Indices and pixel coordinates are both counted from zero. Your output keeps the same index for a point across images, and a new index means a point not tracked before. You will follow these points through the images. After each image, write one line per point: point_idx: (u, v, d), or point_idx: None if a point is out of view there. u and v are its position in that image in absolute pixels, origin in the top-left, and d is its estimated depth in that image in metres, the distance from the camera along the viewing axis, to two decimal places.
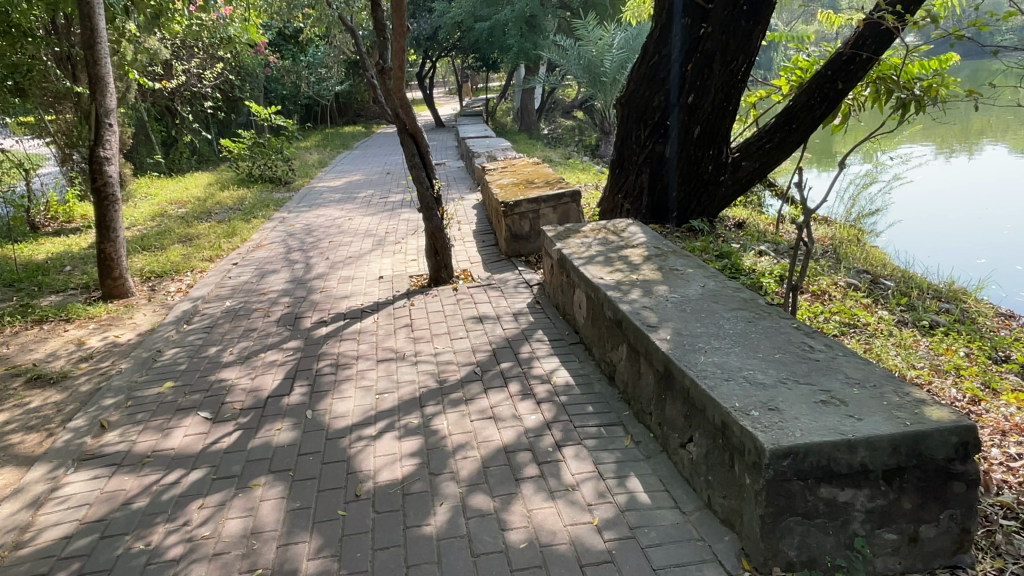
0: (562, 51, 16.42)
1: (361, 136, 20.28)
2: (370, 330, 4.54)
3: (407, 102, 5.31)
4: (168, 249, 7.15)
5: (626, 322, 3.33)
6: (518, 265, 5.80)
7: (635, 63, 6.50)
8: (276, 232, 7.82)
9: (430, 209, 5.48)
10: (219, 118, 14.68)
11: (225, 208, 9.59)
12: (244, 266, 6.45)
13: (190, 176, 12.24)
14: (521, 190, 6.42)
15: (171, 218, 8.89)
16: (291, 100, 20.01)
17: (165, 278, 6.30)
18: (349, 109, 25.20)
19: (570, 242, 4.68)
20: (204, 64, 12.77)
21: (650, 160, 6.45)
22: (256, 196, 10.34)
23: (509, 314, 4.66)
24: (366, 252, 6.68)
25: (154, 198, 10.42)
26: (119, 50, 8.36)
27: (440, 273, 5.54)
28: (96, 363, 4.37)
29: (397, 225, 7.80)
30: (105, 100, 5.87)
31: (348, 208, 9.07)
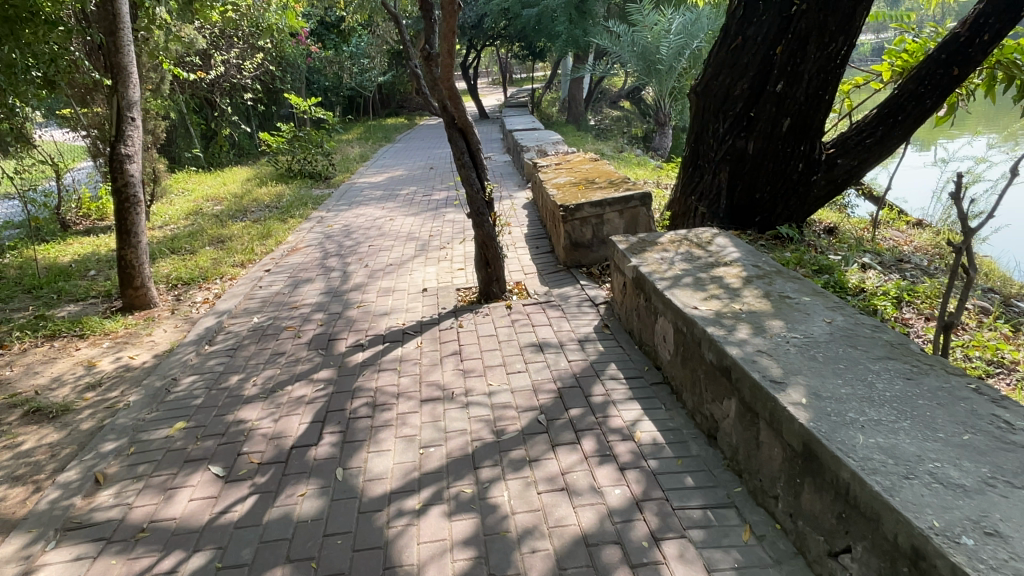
0: (614, 38, 15.58)
1: (403, 128, 19.78)
2: (413, 359, 3.90)
3: (456, 93, 4.67)
4: (198, 253, 6.66)
5: (736, 372, 2.62)
6: (580, 277, 5.09)
7: (713, 47, 5.73)
8: (313, 233, 7.29)
9: (480, 215, 4.82)
10: (260, 110, 14.31)
11: (262, 206, 9.12)
12: (277, 273, 5.90)
13: (229, 170, 11.87)
14: (582, 190, 5.70)
15: (206, 217, 8.46)
16: (333, 92, 19.62)
17: (192, 286, 5.79)
18: (391, 100, 24.74)
19: (648, 256, 3.95)
20: (244, 54, 12.36)
21: (728, 158, 5.68)
22: (294, 193, 9.85)
23: (575, 341, 3.97)
24: (408, 259, 6.05)
25: (189, 195, 10.05)
26: (149, 37, 7.95)
27: (491, 287, 4.86)
28: (104, 393, 3.83)
29: (442, 228, 7.16)
30: (127, 91, 5.41)
31: (389, 207, 8.48)
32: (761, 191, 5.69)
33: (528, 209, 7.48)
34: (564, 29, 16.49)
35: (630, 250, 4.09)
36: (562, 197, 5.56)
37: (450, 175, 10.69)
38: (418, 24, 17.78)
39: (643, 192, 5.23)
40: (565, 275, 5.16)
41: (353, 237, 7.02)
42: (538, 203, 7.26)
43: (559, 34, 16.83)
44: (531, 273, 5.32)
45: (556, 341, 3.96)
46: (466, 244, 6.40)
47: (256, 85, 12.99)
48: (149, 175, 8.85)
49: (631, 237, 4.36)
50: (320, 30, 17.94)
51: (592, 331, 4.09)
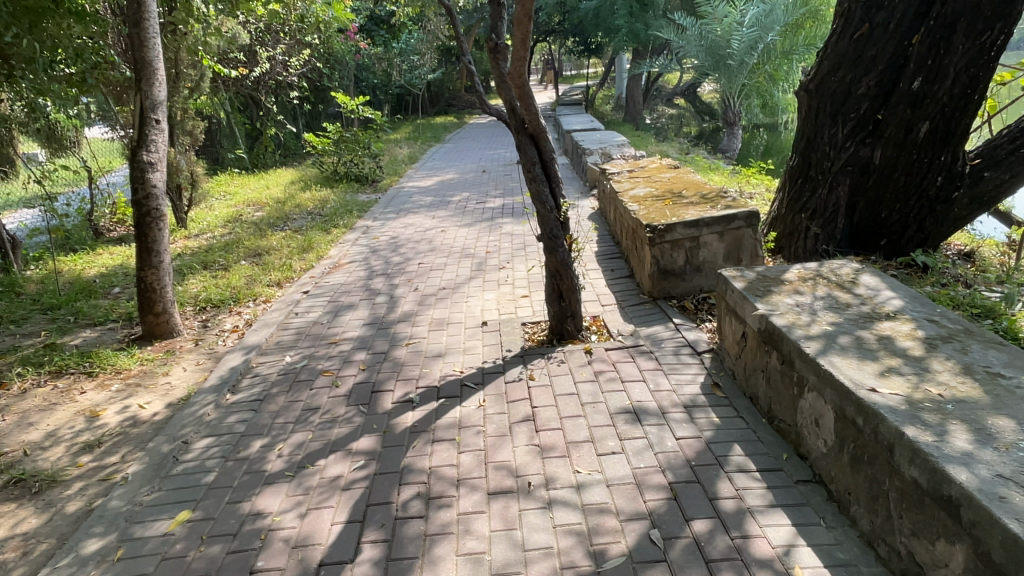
0: (679, 30, 14.58)
1: (453, 127, 19.11)
2: (476, 425, 3.10)
3: (528, 92, 3.86)
4: (231, 269, 6.02)
5: (970, 510, 1.77)
6: (671, 311, 4.22)
7: (829, 37, 4.80)
8: (357, 247, 6.60)
9: (553, 238, 3.99)
10: (306, 108, 13.78)
11: (305, 212, 8.51)
12: (316, 296, 5.21)
13: (273, 172, 11.35)
14: (669, 205, 4.82)
15: (245, 225, 7.88)
16: (381, 90, 19.09)
17: (222, 311, 5.13)
18: (440, 98, 24.14)
19: (778, 301, 3.08)
20: (290, 50, 11.83)
21: (849, 169, 4.75)
22: (339, 198, 9.21)
23: (679, 407, 3.13)
24: (463, 282, 5.27)
25: (229, 200, 9.53)
26: (189, 31, 7.39)
27: (565, 324, 4.02)
28: (102, 458, 3.16)
29: (500, 242, 6.37)
30: (152, 90, 4.82)
31: (440, 217, 7.74)
32: (889, 208, 4.76)
33: (595, 222, 6.63)
34: (625, 23, 15.55)
35: (747, 290, 3.23)
36: (645, 213, 4.71)
37: (504, 179, 9.92)
38: (470, 19, 17.09)
39: (748, 209, 4.33)
40: (652, 308, 4.30)
41: (401, 253, 6.29)
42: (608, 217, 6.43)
43: (618, 27, 15.90)
44: (609, 304, 4.47)
45: (657, 407, 3.12)
46: (528, 262, 5.59)
47: (303, 83, 12.46)
48: (187, 179, 8.34)
49: (745, 269, 3.50)
50: (370, 26, 17.34)
51: (700, 392, 3.25)
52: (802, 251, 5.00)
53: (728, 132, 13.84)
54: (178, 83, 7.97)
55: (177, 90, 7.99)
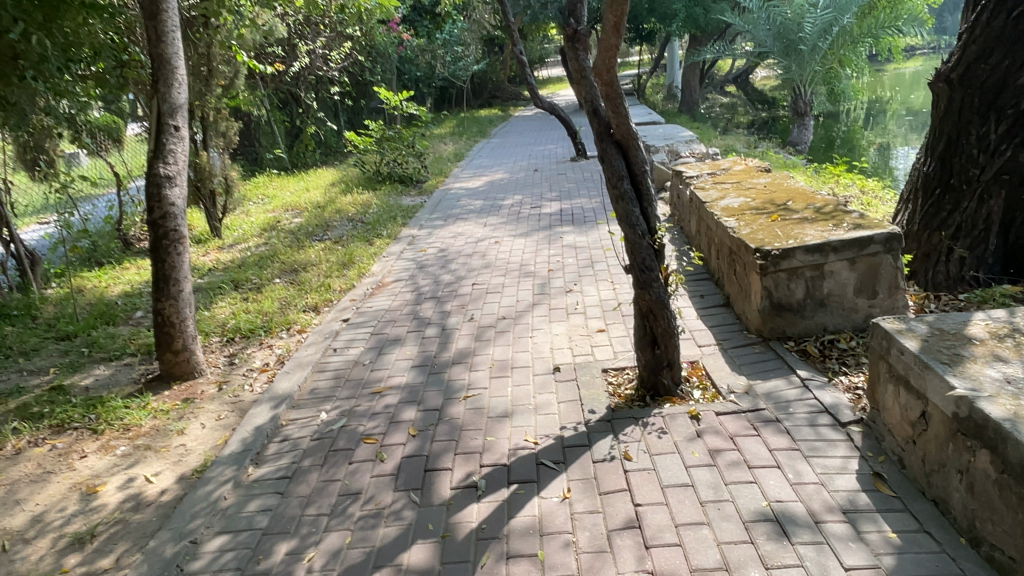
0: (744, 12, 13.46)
1: (498, 120, 18.38)
2: (562, 531, 2.36)
3: (616, 91, 3.08)
4: (263, 290, 5.41)
5: None
6: (790, 357, 3.40)
7: (974, 17, 3.93)
8: (402, 263, 5.94)
9: (647, 270, 3.18)
10: (348, 104, 13.21)
11: (345, 218, 7.89)
12: (357, 326, 4.54)
13: (313, 172, 10.80)
14: (777, 221, 3.98)
15: (283, 234, 7.31)
16: (424, 83, 18.49)
17: (251, 343, 4.49)
18: (484, 90, 23.45)
19: (977, 372, 2.28)
20: (331, 43, 11.27)
21: (1005, 178, 3.84)
22: (381, 202, 8.57)
23: (836, 512, 2.33)
24: (525, 309, 4.52)
25: (266, 204, 9.00)
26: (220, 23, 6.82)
27: (660, 376, 3.21)
28: (92, 560, 2.52)
29: (561, 257, 5.60)
30: (171, 92, 4.22)
31: (492, 225, 7.01)
32: None
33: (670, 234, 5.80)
34: (683, 7, 14.60)
35: (924, 352, 2.45)
36: (748, 232, 3.89)
37: (559, 179, 9.14)
38: None
39: (886, 230, 3.47)
40: (765, 353, 3.48)
41: (452, 270, 5.59)
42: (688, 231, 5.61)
43: (675, 12, 14.87)
44: (709, 346, 3.66)
45: (806, 513, 2.33)
46: (600, 284, 4.81)
47: (344, 78, 11.87)
48: (221, 185, 7.82)
49: (911, 320, 2.72)
50: (413, 17, 17.35)
51: (859, 489, 2.46)
52: (943, 276, 4.10)
53: (799, 124, 12.69)
54: (211, 81, 7.44)
55: (210, 89, 7.45)
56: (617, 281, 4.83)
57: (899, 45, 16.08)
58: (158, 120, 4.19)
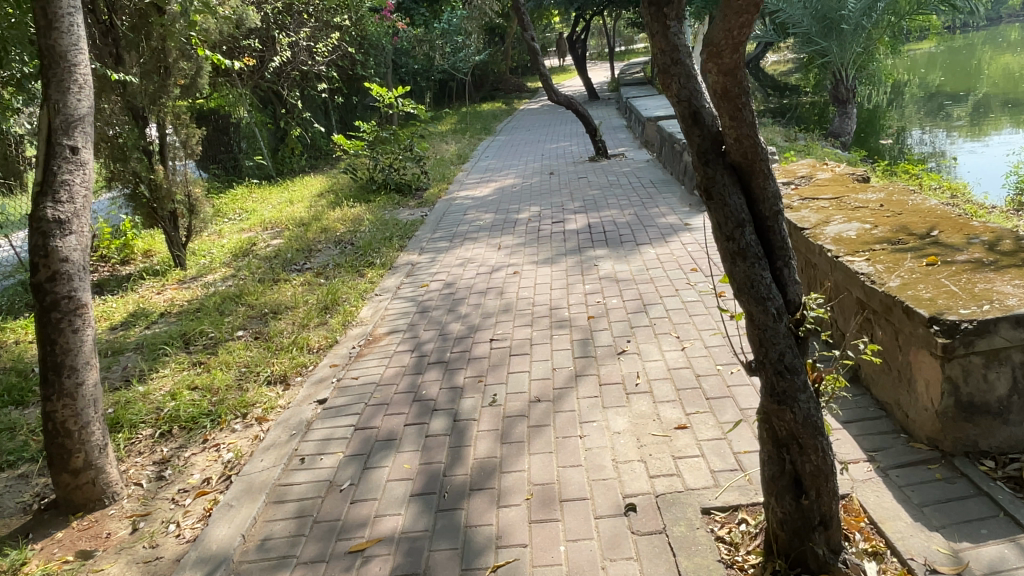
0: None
1: (502, 114, 17.16)
2: None
3: (738, 84, 1.86)
4: (219, 351, 4.20)
5: None
6: (999, 495, 2.19)
7: None
8: (398, 305, 4.73)
9: (788, 373, 1.96)
10: (340, 102, 12.02)
11: (333, 238, 6.69)
12: (336, 412, 3.32)
13: (299, 181, 9.62)
14: (933, 266, 2.75)
15: (257, 261, 6.12)
16: (423, 76, 17.26)
17: (190, 442, 3.29)
18: (486, 82, 22.28)
19: None
20: (317, 34, 10.08)
21: None
22: (374, 217, 7.37)
23: None
24: (566, 384, 3.29)
25: (242, 222, 7.82)
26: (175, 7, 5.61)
27: (809, 541, 2.01)
28: None
29: (602, 297, 4.36)
30: (66, 99, 2.98)
31: (508, 247, 5.79)
32: None
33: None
34: None
35: None
36: (899, 285, 2.65)
37: (581, 185, 7.91)
38: None
39: None
40: (955, 486, 2.27)
41: (461, 316, 4.37)
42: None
43: None
44: (856, 466, 2.45)
45: None
46: (663, 344, 3.58)
47: (332, 73, 10.63)
48: (183, 205, 6.60)
49: None
50: None
51: None
52: None
53: (840, 112, 11.20)
54: (167, 80, 6.21)
55: (166, 89, 6.23)
56: (686, 339, 3.59)
57: (934, 23, 14.78)
58: (46, 138, 2.95)
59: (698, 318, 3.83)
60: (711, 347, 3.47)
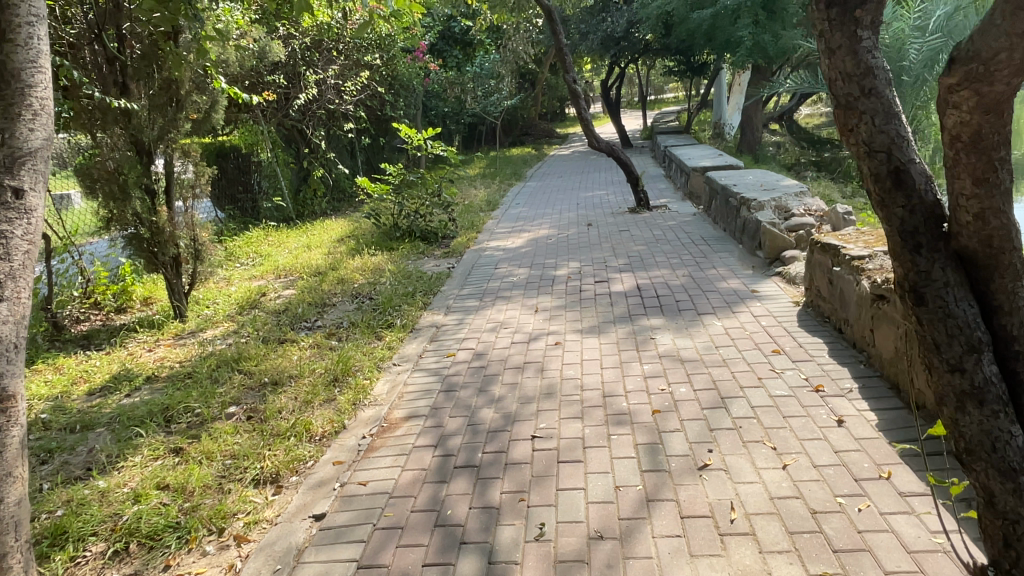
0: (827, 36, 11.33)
1: (532, 160, 16.65)
2: None
3: (991, 137, 1.41)
4: (203, 436, 3.50)
5: None
6: None
7: None
8: (420, 380, 4.01)
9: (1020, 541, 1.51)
10: (368, 143, 11.56)
11: (349, 291, 6.03)
12: (341, 535, 2.57)
13: (319, 224, 9.07)
14: None
15: (263, 316, 5.48)
16: (452, 119, 16.87)
17: (147, 568, 2.55)
18: (516, 127, 21.91)
19: None
20: (346, 73, 9.67)
21: None
22: (396, 267, 6.72)
23: None
24: (636, 513, 2.51)
25: (253, 269, 7.21)
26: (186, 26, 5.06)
27: None
28: None
29: (665, 381, 3.59)
30: (16, 129, 2.31)
31: (546, 310, 5.07)
32: None
33: (832, 352, 3.78)
34: (749, 34, 12.53)
35: None
36: None
37: (623, 238, 7.22)
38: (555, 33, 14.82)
39: None
40: None
41: (494, 399, 3.61)
42: (875, 347, 3.57)
43: (740, 39, 12.89)
44: None
45: None
46: (756, 458, 2.81)
47: (360, 113, 10.17)
48: (188, 250, 6.02)
49: None
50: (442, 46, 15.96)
51: None
52: None
53: None
54: (178, 114, 5.73)
55: (175, 124, 5.71)
56: (786, 454, 2.82)
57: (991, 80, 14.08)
58: None
59: (795, 423, 3.06)
60: (822, 470, 2.70)
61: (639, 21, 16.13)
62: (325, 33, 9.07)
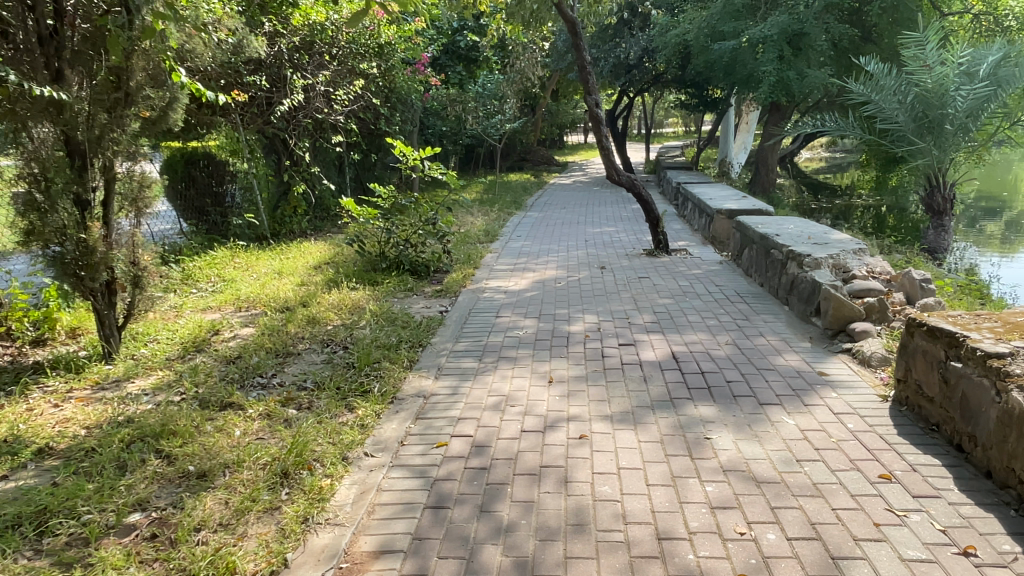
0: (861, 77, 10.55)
1: (532, 187, 15.76)
2: None
3: None
4: (81, 567, 2.43)
5: None
6: None
7: None
8: (400, 484, 2.95)
9: None
10: (359, 159, 10.56)
11: (320, 336, 4.98)
12: None
13: (294, 247, 8.03)
14: None
15: (207, 367, 4.40)
16: (451, 138, 15.99)
17: None
18: (515, 152, 21.09)
19: None
20: (338, 80, 8.71)
21: None
22: (379, 307, 5.67)
23: None
24: None
25: (211, 297, 6.14)
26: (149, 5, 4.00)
27: None
28: None
29: (743, 519, 2.57)
30: None
31: (562, 382, 4.04)
32: None
33: (962, 485, 2.78)
34: (772, 70, 11.76)
35: None
36: None
37: (645, 287, 6.24)
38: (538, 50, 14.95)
39: None
40: None
41: (501, 530, 2.57)
42: None
43: (763, 75, 12.12)
44: None
45: None
46: None
47: (351, 126, 9.16)
48: (125, 275, 4.95)
49: None
50: (444, 60, 15.26)
51: None
52: None
53: (935, 225, 9.57)
54: (126, 110, 4.71)
55: (121, 121, 4.70)
56: None
57: None
58: None
59: None
60: None
61: (654, 49, 15.38)
62: (318, 34, 8.16)
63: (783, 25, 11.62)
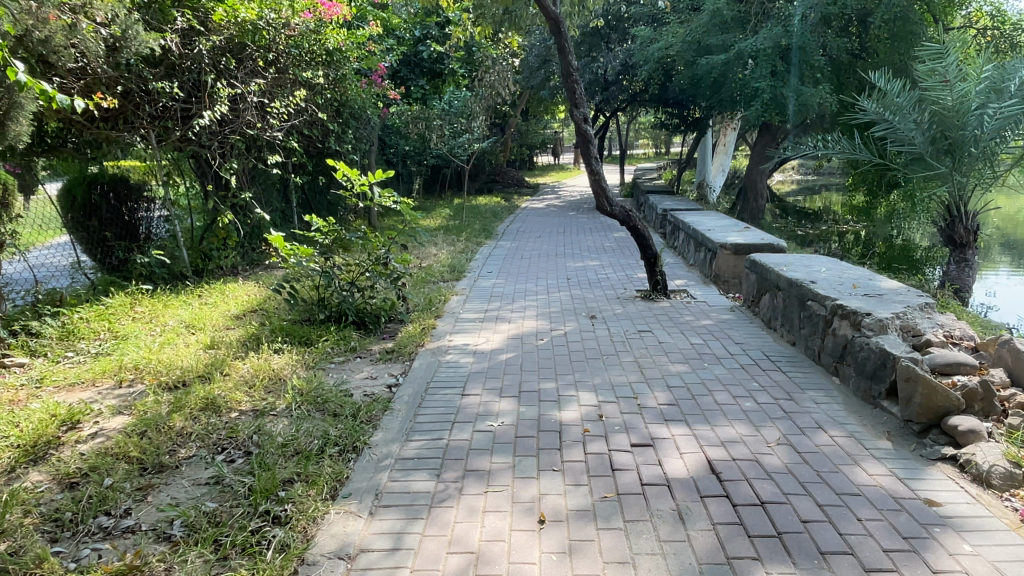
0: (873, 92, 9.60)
1: (502, 211, 14.53)
2: None
3: None
4: None
5: None
6: None
7: None
8: None
9: None
10: (302, 182, 9.20)
11: (216, 433, 3.58)
12: None
13: (216, 289, 6.62)
14: None
15: (32, 495, 2.96)
16: (413, 158, 14.70)
17: None
18: (483, 173, 19.89)
19: None
20: (275, 89, 7.38)
21: None
22: (305, 381, 4.29)
23: None
24: None
25: (87, 364, 4.69)
26: None
27: None
28: None
29: None
30: None
31: (558, 522, 2.70)
32: None
33: None
34: (766, 86, 10.75)
35: None
36: None
37: (650, 347, 4.96)
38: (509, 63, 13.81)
39: None
40: None
41: None
42: None
43: (755, 91, 11.13)
44: None
45: None
46: None
47: (291, 143, 7.80)
48: None
49: None
50: (405, 73, 14.03)
51: None
52: None
53: (957, 260, 8.58)
54: None
55: None
56: None
57: None
58: None
59: None
60: None
61: (634, 65, 14.41)
62: (248, 33, 6.80)
63: (778, 37, 10.64)
